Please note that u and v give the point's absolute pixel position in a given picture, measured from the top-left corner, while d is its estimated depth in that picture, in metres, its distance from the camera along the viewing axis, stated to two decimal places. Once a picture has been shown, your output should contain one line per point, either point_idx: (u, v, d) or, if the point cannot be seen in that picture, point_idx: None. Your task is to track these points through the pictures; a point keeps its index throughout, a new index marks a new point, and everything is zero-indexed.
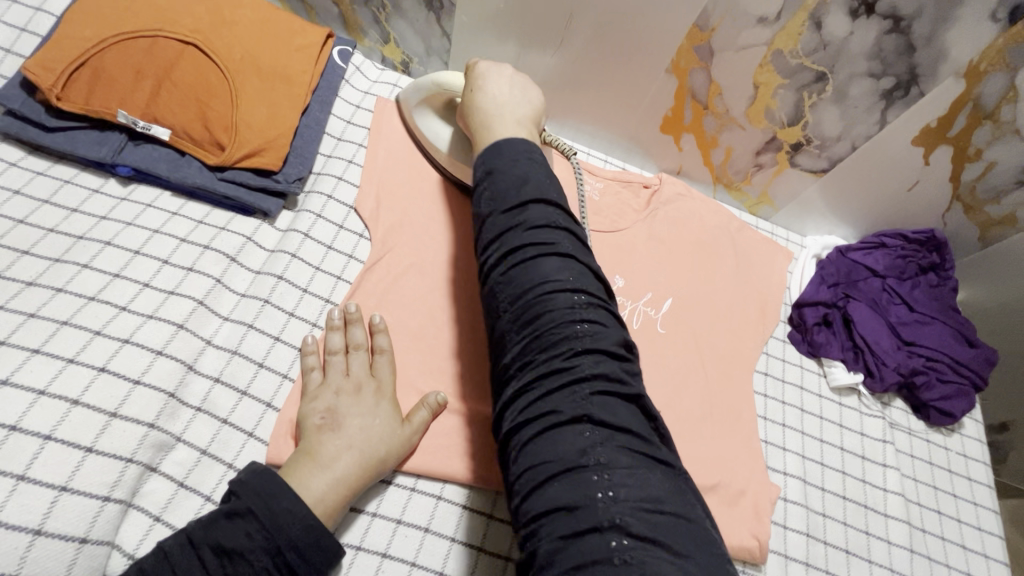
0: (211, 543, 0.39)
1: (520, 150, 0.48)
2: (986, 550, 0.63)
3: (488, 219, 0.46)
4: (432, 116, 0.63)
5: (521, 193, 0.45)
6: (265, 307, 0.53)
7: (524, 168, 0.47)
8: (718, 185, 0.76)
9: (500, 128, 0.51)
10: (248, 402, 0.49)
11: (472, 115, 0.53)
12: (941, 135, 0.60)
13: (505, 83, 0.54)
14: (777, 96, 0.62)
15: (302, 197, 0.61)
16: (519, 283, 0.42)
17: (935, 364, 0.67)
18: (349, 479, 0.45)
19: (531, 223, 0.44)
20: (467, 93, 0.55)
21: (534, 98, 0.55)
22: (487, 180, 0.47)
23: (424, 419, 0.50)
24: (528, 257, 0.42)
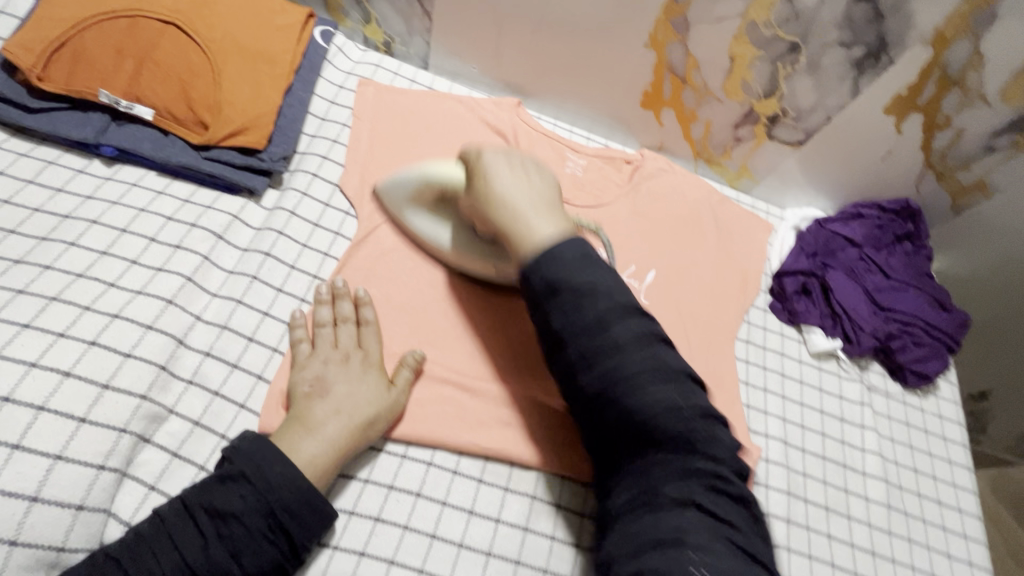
0: (206, 507, 0.41)
1: (574, 253, 0.48)
2: (960, 505, 0.66)
3: (566, 334, 0.47)
4: (423, 211, 0.58)
5: (608, 304, 0.47)
6: (253, 284, 0.54)
7: (590, 276, 0.48)
8: (699, 161, 0.77)
9: (538, 229, 0.50)
10: (239, 374, 0.50)
11: (499, 219, 0.51)
12: (911, 102, 0.62)
13: (515, 170, 0.53)
14: (753, 68, 0.63)
15: (287, 176, 0.61)
16: (622, 395, 0.45)
17: (910, 328, 0.70)
18: (338, 442, 0.46)
19: (629, 339, 0.46)
20: (480, 194, 0.52)
21: (548, 181, 0.54)
22: (553, 298, 0.47)
23: (406, 379, 0.52)
24: (638, 377, 0.45)
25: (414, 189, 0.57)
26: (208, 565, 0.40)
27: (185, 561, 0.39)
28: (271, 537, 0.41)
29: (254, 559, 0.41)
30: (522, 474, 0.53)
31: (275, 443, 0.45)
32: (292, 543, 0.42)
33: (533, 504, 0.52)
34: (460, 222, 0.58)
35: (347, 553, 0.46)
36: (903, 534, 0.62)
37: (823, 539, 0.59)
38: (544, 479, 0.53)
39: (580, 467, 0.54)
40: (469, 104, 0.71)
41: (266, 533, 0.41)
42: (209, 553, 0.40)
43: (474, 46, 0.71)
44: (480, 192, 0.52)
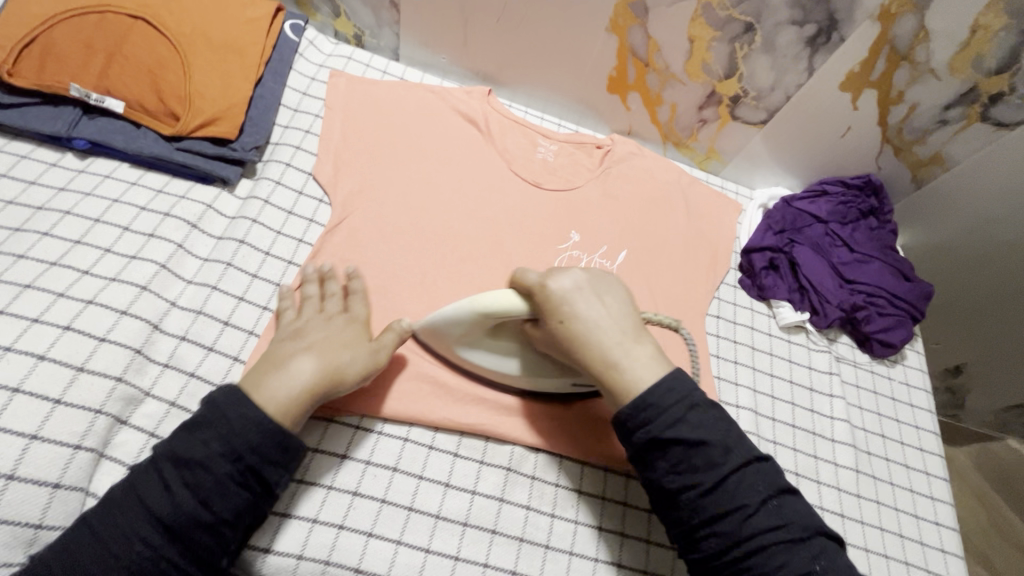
0: (170, 456, 0.42)
1: (679, 399, 0.46)
2: (927, 468, 0.68)
3: (680, 492, 0.44)
4: (481, 343, 0.53)
5: (726, 465, 0.44)
6: (227, 270, 0.55)
7: (696, 426, 0.45)
8: (668, 144, 0.79)
9: (636, 370, 0.47)
10: (215, 357, 0.51)
11: (591, 361, 0.48)
12: (865, 79, 0.65)
13: (590, 299, 0.49)
14: (712, 49, 0.65)
15: (260, 166, 0.63)
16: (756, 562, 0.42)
17: (875, 299, 0.72)
18: (305, 379, 0.46)
19: (752, 497, 0.44)
20: (563, 338, 0.48)
21: (621, 299, 0.51)
22: (663, 453, 0.45)
23: (390, 340, 0.51)
24: (766, 541, 0.43)
25: (470, 326, 0.50)
26: (178, 513, 0.40)
27: (157, 512, 0.40)
28: (239, 480, 0.42)
29: (225, 503, 0.41)
30: (497, 448, 0.55)
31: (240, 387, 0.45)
32: (263, 483, 0.43)
33: (507, 476, 0.54)
34: (526, 345, 0.54)
35: (326, 526, 0.48)
36: (872, 497, 0.64)
37: None
38: (518, 452, 0.55)
39: (553, 439, 0.56)
40: (441, 93, 0.73)
41: (234, 477, 0.42)
42: (178, 499, 0.41)
43: (443, 37, 0.73)
44: (562, 333, 0.48)
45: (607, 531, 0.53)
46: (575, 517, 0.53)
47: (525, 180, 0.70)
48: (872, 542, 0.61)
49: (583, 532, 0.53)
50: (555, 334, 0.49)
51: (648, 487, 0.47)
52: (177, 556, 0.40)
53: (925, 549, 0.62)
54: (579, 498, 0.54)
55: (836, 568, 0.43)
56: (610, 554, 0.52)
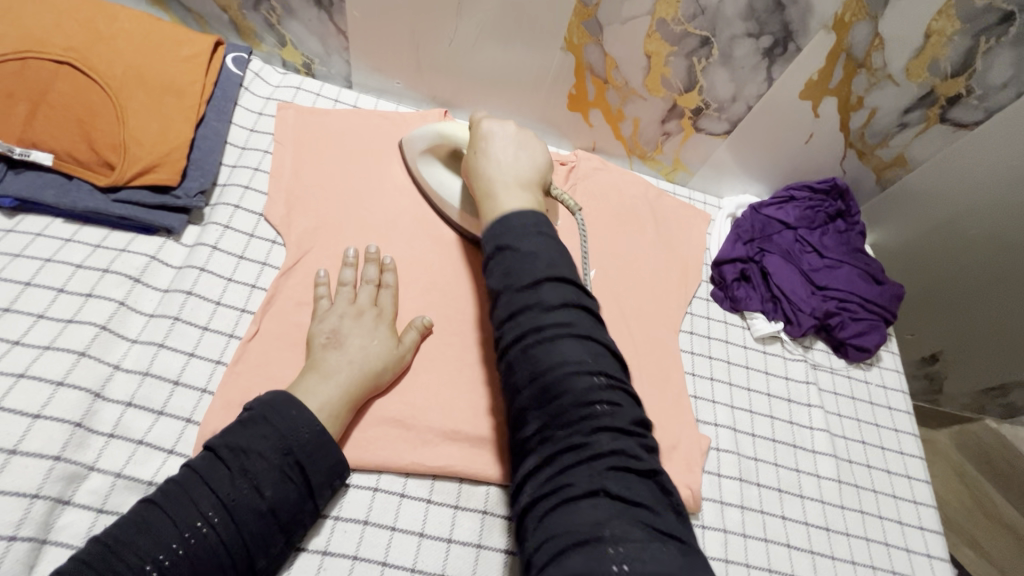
0: (230, 445, 0.44)
1: (525, 221, 0.48)
2: (909, 472, 0.68)
3: (500, 291, 0.46)
4: (438, 167, 0.64)
5: (540, 270, 0.45)
6: (175, 325, 0.52)
7: (533, 242, 0.47)
8: (633, 157, 0.78)
9: (502, 195, 0.51)
10: (165, 421, 0.48)
11: (476, 182, 0.54)
12: (824, 87, 0.64)
13: (505, 144, 0.56)
14: (670, 63, 0.64)
15: (208, 210, 0.60)
16: (539, 354, 0.43)
17: (847, 304, 0.71)
18: (349, 387, 0.50)
19: (553, 299, 0.44)
20: (470, 159, 0.56)
21: (535, 158, 0.56)
22: (499, 255, 0.47)
23: (413, 339, 0.56)
24: (552, 337, 0.43)
25: (428, 146, 0.63)
26: (236, 497, 0.42)
27: (218, 495, 0.42)
28: (289, 475, 0.45)
29: (275, 492, 0.44)
30: (472, 490, 0.53)
31: (291, 393, 0.48)
32: (308, 480, 0.45)
33: (484, 520, 0.52)
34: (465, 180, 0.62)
35: None
36: (856, 507, 0.63)
37: (778, 521, 0.60)
38: (494, 493, 0.53)
39: None
40: (396, 120, 0.71)
41: (285, 469, 0.44)
42: (235, 485, 0.43)
43: (394, 61, 0.70)
44: (471, 155, 0.56)
45: None
46: None
47: None
48: (857, 554, 0.60)
49: None
50: (467, 156, 0.57)
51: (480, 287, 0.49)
52: (229, 541, 0.41)
53: (911, 555, 0.62)
54: None
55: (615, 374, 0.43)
56: None
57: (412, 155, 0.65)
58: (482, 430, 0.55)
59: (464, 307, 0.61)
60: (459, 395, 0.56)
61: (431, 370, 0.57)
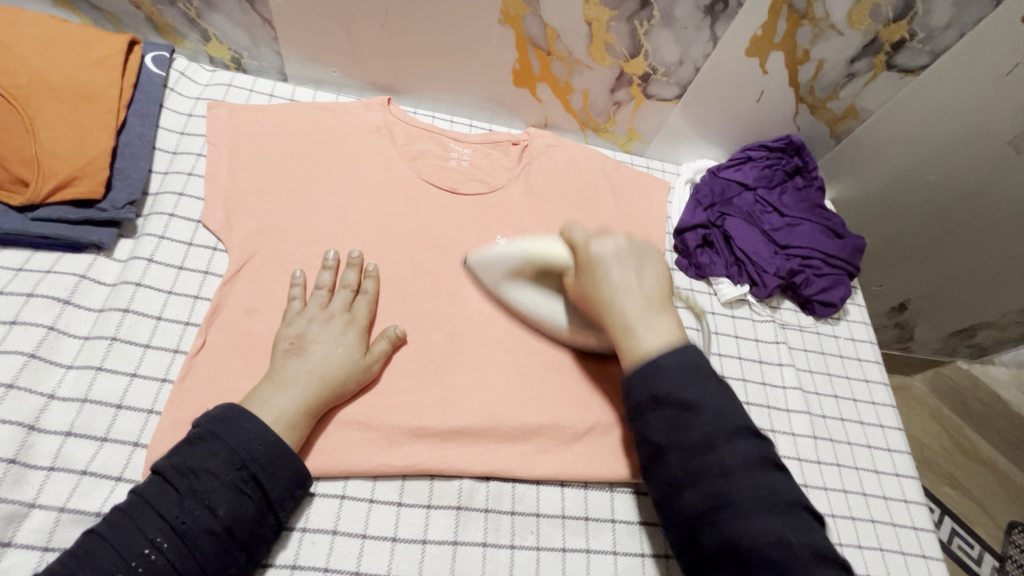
0: (176, 466, 0.42)
1: (682, 363, 0.45)
2: (882, 421, 0.68)
3: (667, 448, 0.44)
4: (524, 290, 0.55)
5: (717, 426, 0.44)
6: (113, 345, 0.50)
7: (696, 389, 0.45)
8: (587, 131, 0.76)
9: (647, 339, 0.47)
10: (110, 447, 0.46)
11: (609, 322, 0.49)
12: (769, 42, 0.63)
13: (624, 265, 0.50)
14: (612, 29, 0.62)
15: (141, 222, 0.57)
16: (729, 521, 0.41)
17: (810, 261, 0.71)
18: (308, 396, 0.48)
19: (733, 462, 0.43)
20: (590, 293, 0.50)
21: (654, 270, 0.51)
22: (658, 406, 0.45)
23: (384, 349, 0.54)
24: (745, 503, 0.42)
25: (512, 268, 0.54)
26: (187, 519, 0.40)
27: (168, 520, 0.40)
28: (246, 491, 0.43)
29: (230, 511, 0.42)
30: (444, 486, 0.51)
31: (244, 405, 0.46)
32: (267, 495, 0.43)
33: (459, 515, 0.50)
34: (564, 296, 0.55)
35: None
36: (832, 461, 0.64)
37: None
38: (467, 486, 0.52)
39: (501, 466, 0.53)
40: (336, 110, 0.67)
41: (239, 485, 0.42)
42: (185, 507, 0.41)
43: (328, 50, 0.67)
44: (588, 288, 0.50)
45: (572, 551, 0.51)
46: (536, 542, 0.51)
47: (441, 188, 0.66)
48: (837, 507, 0.61)
49: (548, 557, 0.50)
50: (580, 282, 0.51)
51: (635, 434, 0.47)
52: (182, 566, 0.40)
53: (888, 502, 0.63)
54: (538, 522, 0.52)
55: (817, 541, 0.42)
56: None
57: (495, 278, 0.55)
58: (450, 422, 0.53)
59: (424, 299, 0.59)
60: (424, 390, 0.54)
61: (393, 368, 0.55)
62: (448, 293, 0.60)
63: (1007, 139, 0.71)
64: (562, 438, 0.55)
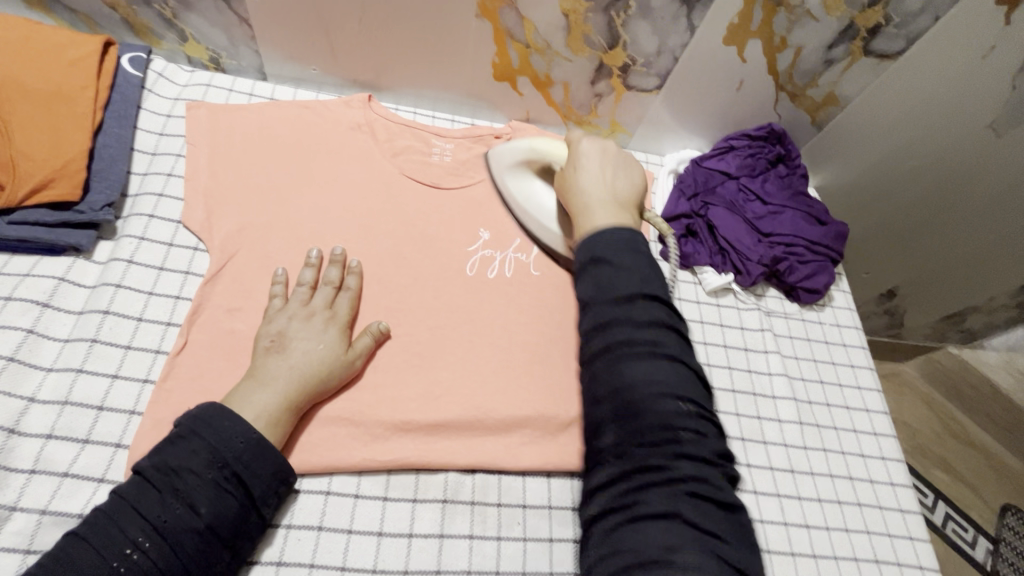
0: (157, 465, 0.42)
1: (623, 236, 0.51)
2: (867, 405, 0.69)
3: (591, 300, 0.49)
4: (528, 189, 0.64)
5: (637, 286, 0.48)
6: (93, 347, 0.49)
7: (625, 257, 0.50)
8: (570, 123, 0.76)
9: (597, 215, 0.54)
10: (92, 449, 0.46)
11: (573, 202, 0.57)
12: (746, 30, 0.64)
13: (603, 163, 0.59)
14: (589, 21, 0.62)
15: (120, 224, 0.57)
16: (626, 368, 0.46)
17: (793, 248, 0.72)
18: (289, 393, 0.48)
19: (644, 320, 0.47)
20: (567, 176, 0.59)
21: (628, 177, 0.59)
22: (594, 266, 0.50)
23: (367, 345, 0.53)
24: (646, 355, 0.46)
25: (519, 159, 0.64)
26: (168, 518, 0.40)
27: (150, 519, 0.40)
28: (227, 488, 0.43)
29: (212, 509, 0.42)
30: (429, 480, 0.52)
31: (226, 405, 0.46)
32: (249, 492, 0.43)
33: (445, 508, 0.51)
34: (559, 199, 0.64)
35: None
36: (818, 446, 0.64)
37: (742, 470, 0.60)
38: (452, 479, 0.52)
39: (487, 458, 0.53)
40: (317, 108, 0.67)
41: (221, 483, 0.42)
42: (167, 506, 0.41)
43: (307, 47, 0.67)
44: (568, 172, 0.59)
45: (558, 541, 0.51)
46: (523, 534, 0.51)
47: (423, 183, 0.65)
48: (823, 492, 0.61)
49: (535, 547, 0.51)
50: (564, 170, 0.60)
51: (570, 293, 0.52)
52: (164, 565, 0.39)
53: (874, 486, 0.63)
54: (525, 513, 0.52)
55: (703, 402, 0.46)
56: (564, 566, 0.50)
57: (504, 173, 0.65)
58: (435, 416, 0.53)
59: (407, 294, 0.59)
60: (408, 384, 0.54)
61: (377, 365, 0.55)
62: (432, 287, 0.60)
63: (987, 124, 0.72)
64: (547, 430, 0.55)
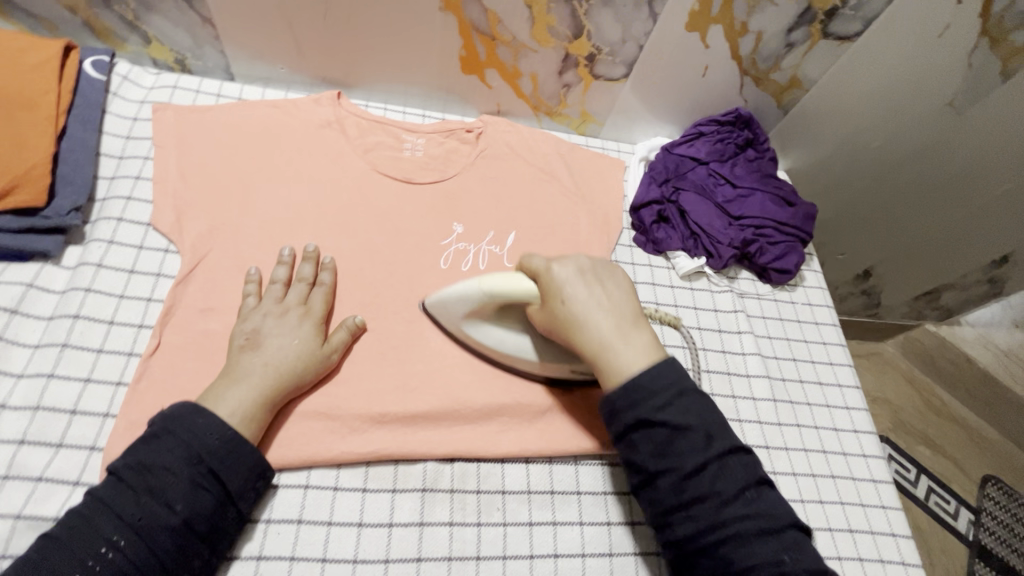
0: (131, 463, 0.42)
1: (669, 388, 0.47)
2: (839, 380, 0.70)
3: (659, 475, 0.46)
4: (490, 322, 0.55)
5: (708, 448, 0.45)
6: (64, 352, 0.50)
7: (680, 411, 0.46)
8: (541, 115, 0.77)
9: (627, 353, 0.48)
10: (66, 452, 0.46)
11: (585, 345, 0.49)
12: (707, 16, 0.65)
13: (591, 286, 0.50)
14: (553, 11, 0.63)
15: (89, 228, 0.57)
16: (725, 548, 0.43)
17: (763, 231, 0.73)
18: (264, 389, 0.48)
19: (726, 490, 0.44)
20: (559, 317, 0.50)
21: (622, 288, 0.52)
22: (648, 431, 0.46)
23: (342, 339, 0.54)
24: (739, 528, 0.43)
25: (475, 302, 0.53)
26: (143, 516, 0.41)
27: (125, 517, 0.40)
28: (203, 485, 0.43)
29: (188, 505, 0.42)
30: (408, 470, 0.52)
31: (200, 403, 0.46)
32: (226, 488, 0.44)
33: (424, 497, 0.51)
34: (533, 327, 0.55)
35: None
36: (792, 422, 0.65)
37: None
38: (431, 469, 0.53)
39: (465, 446, 0.53)
40: (285, 106, 0.67)
41: (196, 479, 0.43)
42: (141, 505, 0.41)
43: (273, 45, 0.67)
44: (559, 313, 0.49)
45: (537, 525, 0.52)
46: (503, 519, 0.52)
47: (394, 178, 0.65)
48: (798, 466, 0.63)
49: (515, 532, 0.51)
50: (546, 307, 0.50)
51: (626, 462, 0.48)
52: (140, 562, 0.40)
53: (848, 458, 0.65)
54: (504, 499, 0.53)
55: (811, 561, 0.43)
56: (543, 549, 0.51)
57: (461, 312, 0.54)
58: (411, 407, 0.54)
59: (381, 288, 0.59)
60: (383, 376, 0.55)
61: (353, 359, 0.55)
62: (406, 281, 0.60)
63: (948, 100, 0.73)
64: (523, 416, 0.56)
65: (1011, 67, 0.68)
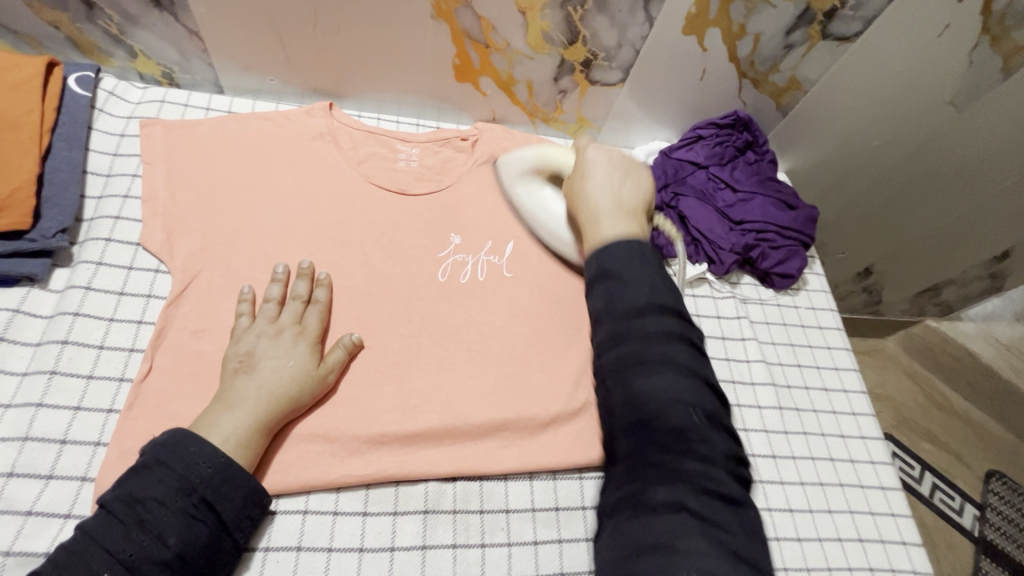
0: (121, 498, 0.41)
1: (630, 250, 0.52)
2: (845, 385, 0.69)
3: (603, 315, 0.50)
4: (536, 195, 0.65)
5: (645, 297, 0.49)
6: (53, 380, 0.48)
7: (632, 267, 0.51)
8: (537, 121, 0.76)
9: (610, 227, 0.54)
10: (56, 484, 0.45)
11: (582, 212, 0.56)
12: (704, 20, 0.64)
13: (610, 170, 0.57)
14: (547, 18, 0.61)
15: (77, 250, 0.56)
16: (638, 384, 0.47)
17: (765, 235, 0.72)
18: (260, 414, 0.47)
19: (654, 338, 0.48)
20: (573, 186, 0.58)
21: (635, 185, 0.58)
22: (605, 281, 0.51)
23: (339, 358, 0.53)
24: (657, 371, 0.47)
25: (529, 168, 0.64)
26: (135, 552, 0.39)
27: (116, 553, 0.39)
28: (196, 515, 0.42)
29: (181, 538, 0.41)
30: (409, 491, 0.51)
31: (194, 429, 0.45)
32: (220, 517, 0.42)
33: (426, 519, 0.50)
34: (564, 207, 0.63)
35: None
36: (798, 429, 0.64)
37: None
38: (433, 489, 0.51)
39: (467, 465, 0.52)
40: (276, 119, 0.65)
41: (189, 511, 0.41)
42: (132, 539, 0.40)
43: (262, 58, 0.65)
44: (573, 182, 0.58)
45: (543, 544, 0.51)
46: (507, 539, 0.51)
47: (389, 190, 0.64)
48: (806, 475, 0.62)
49: (520, 552, 0.50)
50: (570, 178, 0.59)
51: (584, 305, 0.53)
52: None
53: (855, 465, 0.64)
54: (508, 518, 0.52)
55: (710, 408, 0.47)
56: (547, 567, 0.50)
57: (515, 174, 0.65)
58: (411, 426, 0.52)
59: (378, 304, 0.58)
60: (382, 396, 0.54)
61: (351, 380, 0.54)
62: (403, 295, 0.59)
63: (948, 99, 0.72)
64: (526, 432, 0.55)
65: (1013, 63, 0.67)
